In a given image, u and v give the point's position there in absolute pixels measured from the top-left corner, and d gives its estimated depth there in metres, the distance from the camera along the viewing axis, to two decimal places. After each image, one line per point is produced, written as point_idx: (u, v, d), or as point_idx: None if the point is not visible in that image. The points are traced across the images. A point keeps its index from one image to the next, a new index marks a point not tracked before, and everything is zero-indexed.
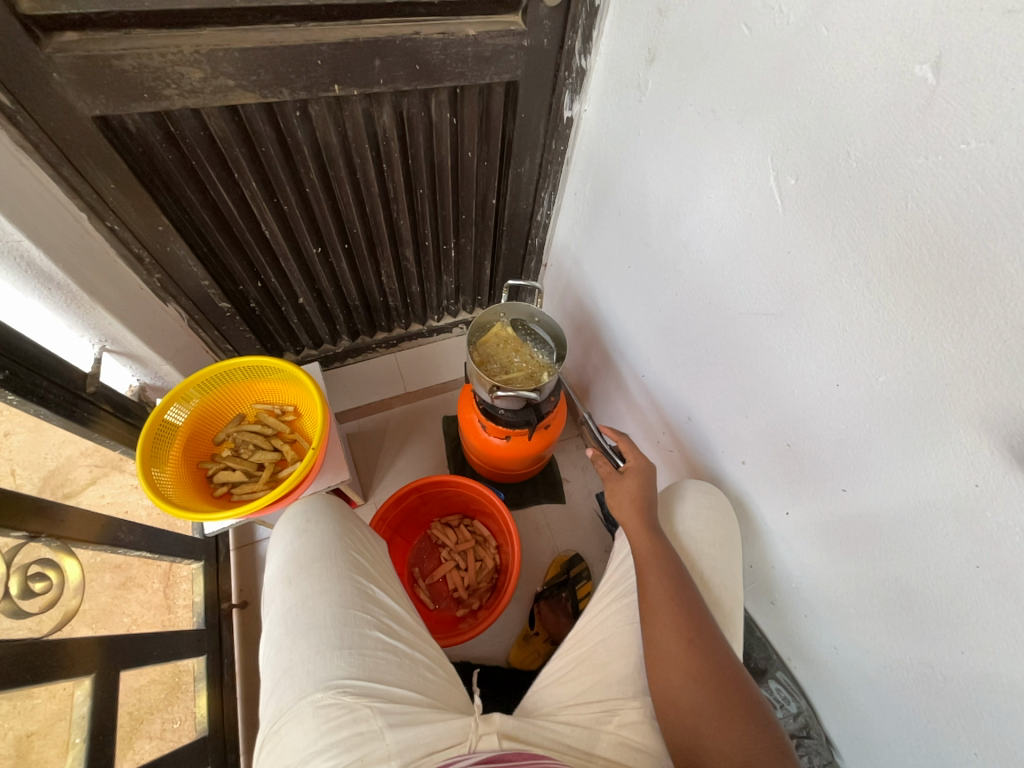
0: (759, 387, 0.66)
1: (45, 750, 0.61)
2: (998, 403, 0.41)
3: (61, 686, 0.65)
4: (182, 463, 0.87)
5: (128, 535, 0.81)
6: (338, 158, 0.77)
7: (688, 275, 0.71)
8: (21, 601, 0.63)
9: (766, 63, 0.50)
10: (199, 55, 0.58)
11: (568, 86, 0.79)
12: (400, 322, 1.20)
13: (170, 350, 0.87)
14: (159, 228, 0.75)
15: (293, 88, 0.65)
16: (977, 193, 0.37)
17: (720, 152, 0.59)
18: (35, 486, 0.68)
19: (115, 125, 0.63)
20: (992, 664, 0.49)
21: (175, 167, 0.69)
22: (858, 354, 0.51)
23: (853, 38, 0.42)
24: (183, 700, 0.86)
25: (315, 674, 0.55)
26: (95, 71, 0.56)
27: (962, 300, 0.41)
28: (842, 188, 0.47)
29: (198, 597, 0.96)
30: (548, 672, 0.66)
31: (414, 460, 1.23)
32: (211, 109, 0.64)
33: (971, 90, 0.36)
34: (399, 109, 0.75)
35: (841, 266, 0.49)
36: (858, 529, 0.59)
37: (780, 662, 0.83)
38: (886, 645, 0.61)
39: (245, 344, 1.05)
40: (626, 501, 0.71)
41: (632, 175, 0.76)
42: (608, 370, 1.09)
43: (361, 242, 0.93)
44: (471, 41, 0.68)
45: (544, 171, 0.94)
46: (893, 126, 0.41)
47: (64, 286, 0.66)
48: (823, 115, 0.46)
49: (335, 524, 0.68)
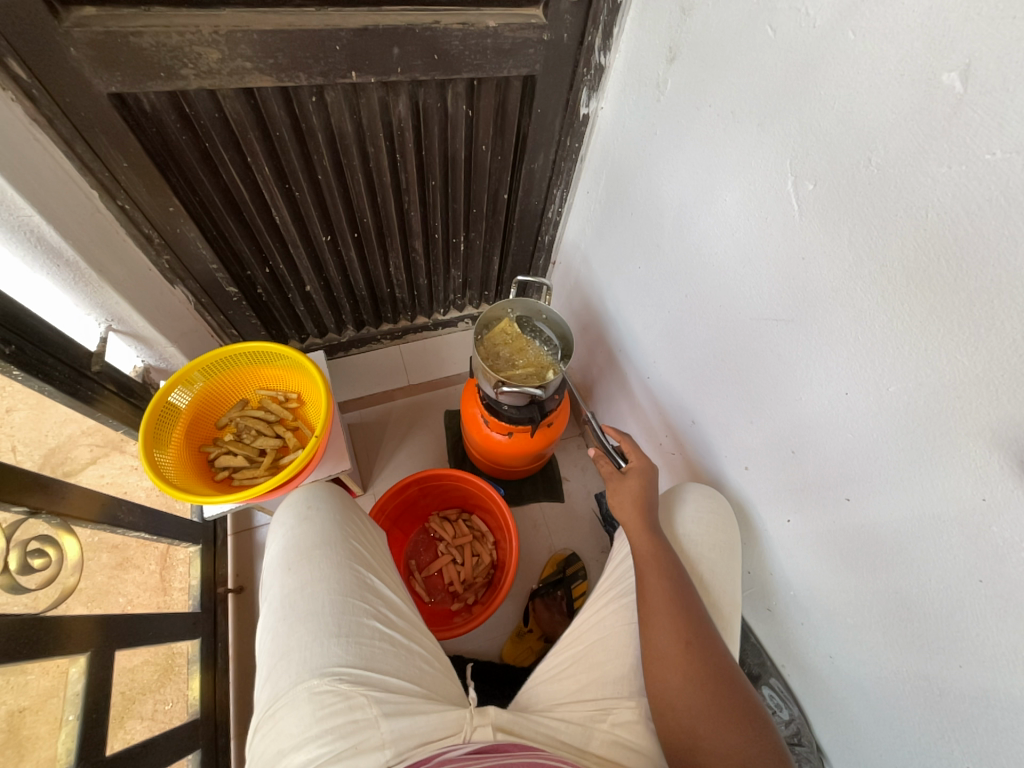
0: (766, 394, 0.66)
1: (37, 726, 0.61)
2: (1009, 417, 0.41)
3: (55, 663, 0.65)
4: (184, 446, 0.87)
5: (127, 515, 0.81)
6: (352, 146, 0.76)
7: (699, 278, 0.71)
8: (20, 577, 0.63)
9: (789, 66, 0.50)
10: (217, 35, 0.58)
11: (586, 83, 0.79)
12: (406, 314, 1.20)
13: (175, 332, 0.87)
14: (169, 209, 0.75)
15: (310, 73, 0.65)
16: (1000, 204, 0.37)
17: (737, 155, 0.59)
18: (36, 463, 0.69)
19: (130, 102, 0.63)
20: (991, 680, 0.49)
21: (188, 148, 0.69)
22: (869, 363, 0.51)
23: (880, 42, 0.41)
24: (176, 682, 0.86)
25: (312, 661, 0.55)
26: (112, 47, 0.56)
27: (978, 312, 0.40)
28: (861, 195, 0.47)
29: (195, 581, 0.96)
30: (543, 669, 0.66)
31: (415, 452, 1.23)
32: (228, 90, 0.64)
33: (998, 99, 0.35)
34: (416, 99, 0.74)
35: (856, 274, 0.49)
36: (860, 539, 0.59)
37: (774, 669, 0.84)
38: (884, 655, 0.61)
39: (250, 330, 1.05)
40: (628, 502, 0.71)
41: (647, 175, 0.76)
42: (612, 371, 1.09)
43: (371, 231, 0.92)
44: (490, 33, 0.68)
45: (557, 168, 0.94)
46: (916, 134, 0.41)
47: (73, 263, 0.66)
48: (845, 121, 0.46)
49: (336, 512, 0.68)
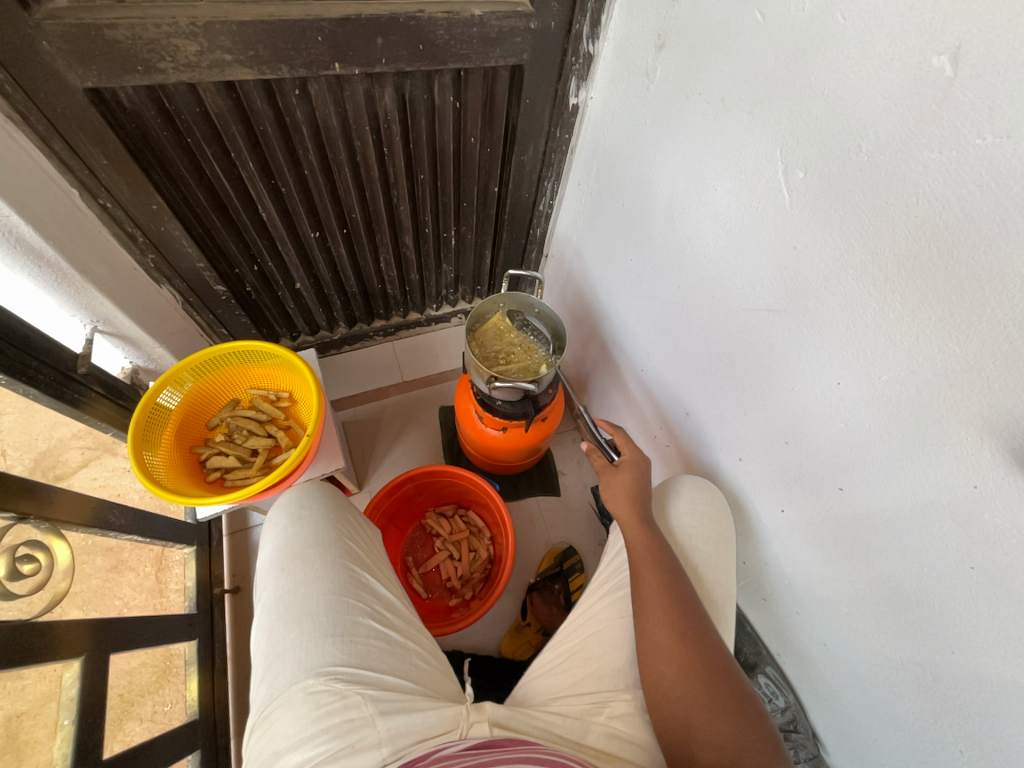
0: (759, 385, 0.65)
1: (34, 730, 0.61)
2: (1001, 405, 0.40)
3: (50, 667, 0.64)
4: (174, 447, 0.86)
5: (119, 518, 0.80)
6: (337, 140, 0.75)
7: (691, 270, 0.71)
8: (10, 583, 0.62)
9: (777, 53, 0.49)
10: (195, 27, 0.56)
11: (575, 73, 0.78)
12: (398, 310, 1.20)
13: (163, 332, 0.86)
14: (153, 208, 0.73)
15: (292, 65, 0.64)
16: (991, 189, 0.36)
17: (727, 144, 0.58)
18: (26, 467, 0.68)
19: (107, 98, 0.61)
20: (984, 665, 0.49)
21: (169, 144, 0.68)
22: (861, 353, 0.50)
23: (870, 26, 0.41)
24: (174, 683, 0.86)
25: (307, 661, 0.55)
26: (87, 40, 0.55)
27: (970, 299, 0.40)
28: (851, 184, 0.46)
29: (190, 583, 0.95)
30: (540, 663, 0.66)
31: (410, 449, 1.22)
32: (208, 84, 0.63)
33: (989, 82, 0.35)
34: (402, 91, 0.73)
35: (848, 262, 0.49)
36: (853, 528, 0.59)
37: (769, 657, 0.84)
38: (878, 643, 0.61)
39: (241, 328, 1.04)
40: (621, 494, 0.71)
41: (638, 166, 0.75)
42: (606, 363, 1.09)
43: (359, 227, 0.91)
44: (476, 21, 0.67)
45: (547, 159, 0.93)
46: (906, 120, 0.40)
47: (54, 264, 0.64)
48: (836, 107, 0.45)
49: (330, 511, 0.68)
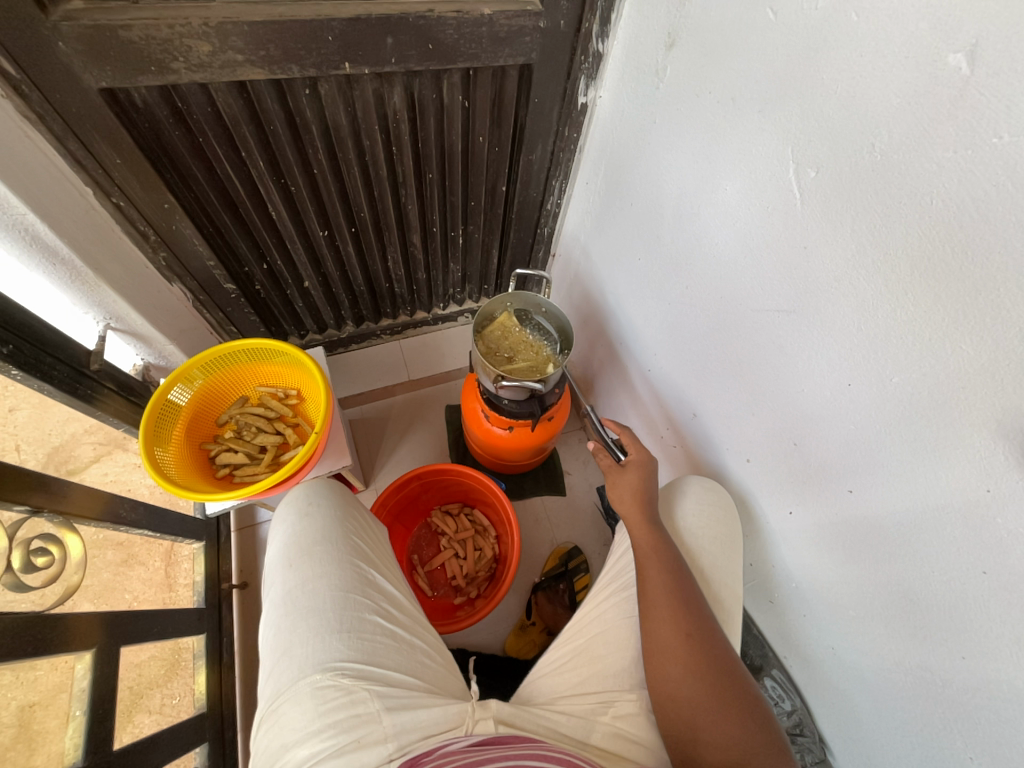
0: (768, 386, 0.65)
1: (46, 721, 0.62)
2: (1015, 408, 0.40)
3: (62, 659, 0.65)
4: (184, 444, 0.87)
5: (130, 512, 0.81)
6: (347, 139, 0.75)
7: (699, 270, 0.71)
8: (23, 575, 0.63)
9: (790, 51, 0.49)
10: (207, 28, 0.57)
11: (584, 72, 0.78)
12: (405, 309, 1.20)
13: (174, 329, 0.87)
14: (165, 206, 0.74)
15: (303, 65, 0.64)
16: (1007, 189, 0.36)
17: (737, 143, 0.58)
18: (39, 462, 0.69)
19: (121, 98, 0.62)
20: (995, 671, 0.48)
21: (181, 143, 0.68)
22: (872, 354, 0.50)
23: (885, 23, 0.40)
24: (183, 676, 0.87)
25: (314, 656, 0.56)
26: (101, 40, 0.55)
27: (984, 300, 0.40)
28: (863, 183, 0.46)
29: (199, 577, 0.96)
30: (545, 662, 0.66)
31: (417, 447, 1.23)
32: (219, 84, 0.63)
33: (1006, 81, 0.34)
34: (411, 91, 0.73)
35: (859, 263, 0.48)
36: (862, 530, 0.58)
37: (776, 660, 0.84)
38: (886, 647, 0.61)
39: (250, 326, 1.05)
40: (627, 494, 0.70)
41: (647, 165, 0.75)
42: (613, 363, 1.09)
43: (368, 225, 0.92)
44: (485, 21, 0.67)
45: (556, 159, 0.93)
46: (920, 118, 0.40)
47: (68, 262, 0.66)
48: (848, 106, 0.45)
49: (337, 508, 0.68)
